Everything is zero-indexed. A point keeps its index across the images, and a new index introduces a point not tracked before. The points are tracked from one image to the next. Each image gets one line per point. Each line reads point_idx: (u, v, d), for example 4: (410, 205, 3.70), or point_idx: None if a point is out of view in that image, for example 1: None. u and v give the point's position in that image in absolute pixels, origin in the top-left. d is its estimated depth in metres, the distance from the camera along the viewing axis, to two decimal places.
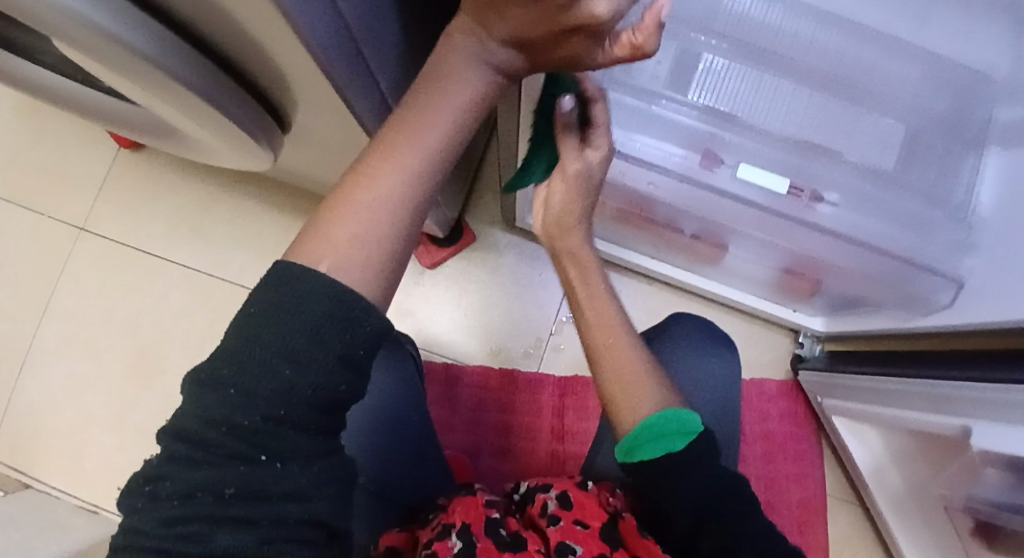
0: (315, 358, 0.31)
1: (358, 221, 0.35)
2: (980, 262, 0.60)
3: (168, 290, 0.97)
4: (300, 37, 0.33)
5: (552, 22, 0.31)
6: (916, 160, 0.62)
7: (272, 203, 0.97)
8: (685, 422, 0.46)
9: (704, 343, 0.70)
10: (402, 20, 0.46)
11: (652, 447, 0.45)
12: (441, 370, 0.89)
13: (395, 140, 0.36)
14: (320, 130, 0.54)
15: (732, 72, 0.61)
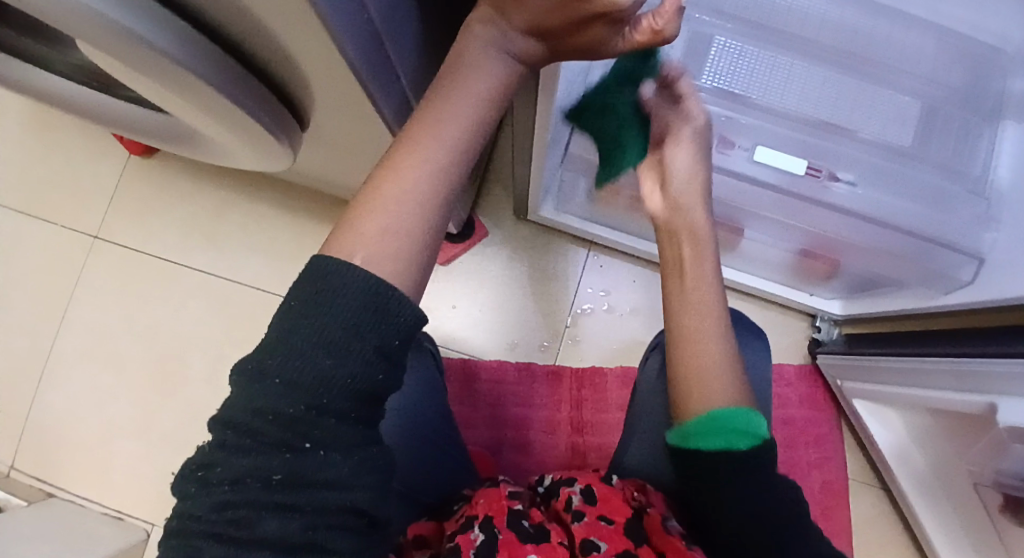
0: (356, 346, 0.29)
1: (389, 211, 0.33)
2: (1003, 235, 0.57)
3: (184, 295, 0.94)
4: (330, 33, 0.32)
5: (577, 7, 0.30)
6: (934, 133, 0.62)
7: (283, 204, 0.95)
8: (756, 427, 0.40)
9: (736, 333, 0.69)
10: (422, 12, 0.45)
11: (713, 438, 0.41)
12: (459, 366, 0.88)
13: (425, 127, 0.34)
14: (337, 128, 0.52)
15: (747, 51, 0.61)
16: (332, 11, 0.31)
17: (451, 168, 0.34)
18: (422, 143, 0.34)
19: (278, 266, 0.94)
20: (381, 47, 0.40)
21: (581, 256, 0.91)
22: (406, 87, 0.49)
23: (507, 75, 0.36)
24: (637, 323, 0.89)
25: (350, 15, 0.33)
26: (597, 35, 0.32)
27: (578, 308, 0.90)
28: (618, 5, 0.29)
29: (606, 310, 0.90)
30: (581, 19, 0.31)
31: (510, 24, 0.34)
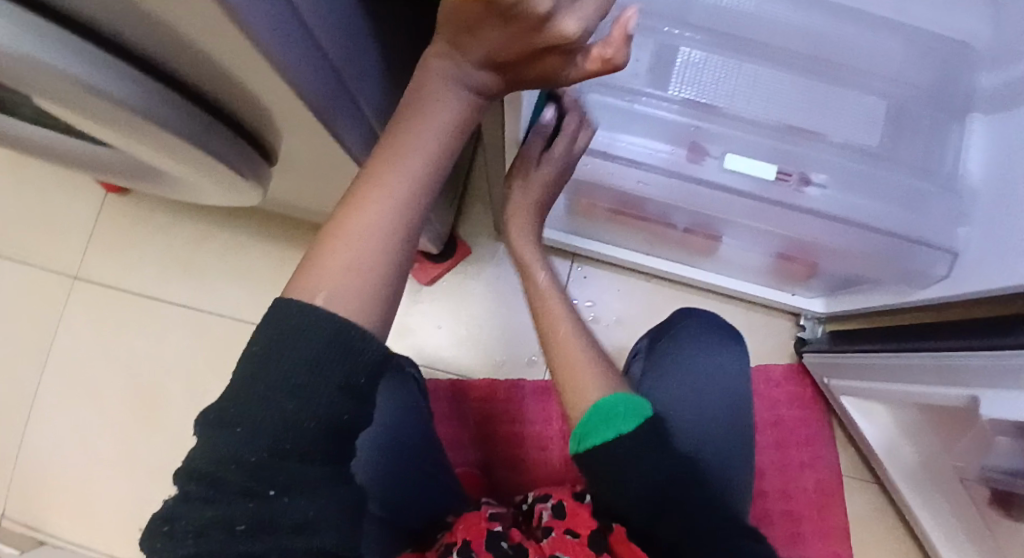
0: (322, 389, 0.29)
1: (352, 248, 0.33)
2: (975, 231, 0.58)
3: (166, 329, 0.93)
4: (283, 73, 0.32)
5: (527, 39, 0.30)
6: (903, 134, 0.62)
7: (262, 233, 0.94)
8: (635, 408, 0.49)
9: (709, 338, 0.70)
10: (382, 42, 0.45)
11: (604, 429, 0.48)
12: (447, 388, 0.87)
13: (387, 163, 0.34)
14: (306, 159, 0.52)
15: (713, 62, 0.61)
16: (283, 52, 0.30)
17: (412, 202, 0.34)
18: (383, 178, 0.34)
19: (259, 296, 0.93)
20: (340, 81, 0.40)
21: (564, 269, 0.91)
22: (372, 117, 0.49)
23: (467, 106, 0.36)
24: (623, 333, 0.90)
25: (303, 52, 0.33)
26: (550, 63, 0.33)
27: None
28: (568, 38, 0.29)
29: (592, 320, 0.90)
30: (535, 50, 0.31)
31: (464, 58, 0.34)
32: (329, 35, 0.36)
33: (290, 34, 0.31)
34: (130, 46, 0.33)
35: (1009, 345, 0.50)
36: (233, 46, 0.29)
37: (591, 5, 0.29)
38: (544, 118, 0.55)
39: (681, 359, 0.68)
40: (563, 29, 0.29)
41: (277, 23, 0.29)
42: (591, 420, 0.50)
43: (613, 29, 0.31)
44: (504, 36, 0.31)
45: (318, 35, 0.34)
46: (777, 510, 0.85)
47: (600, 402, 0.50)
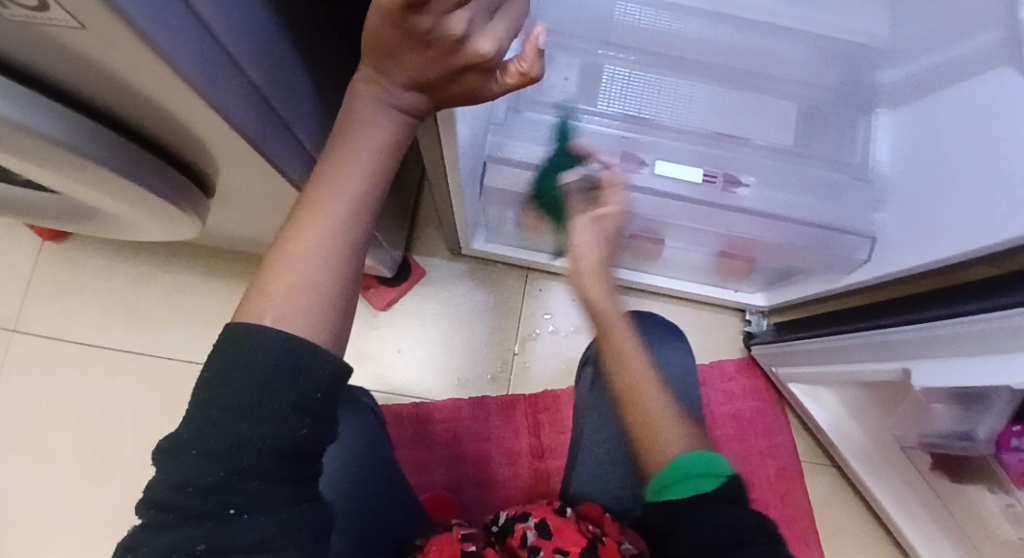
0: (276, 408, 0.29)
1: (294, 269, 0.33)
2: (890, 215, 0.63)
3: (115, 376, 0.90)
4: (215, 106, 0.33)
5: (445, 60, 0.33)
6: (815, 133, 0.67)
7: (211, 271, 0.93)
8: (713, 466, 0.41)
9: (651, 337, 0.72)
10: (313, 73, 0.47)
11: (682, 487, 0.41)
12: (411, 411, 0.87)
13: (324, 185, 0.35)
14: (247, 190, 0.53)
15: (637, 76, 0.66)
16: (214, 86, 0.32)
17: (353, 221, 0.35)
18: (322, 200, 0.35)
19: (211, 335, 0.91)
20: (274, 112, 0.41)
21: (520, 283, 0.93)
22: (311, 147, 0.50)
23: (399, 127, 0.38)
24: (580, 341, 0.92)
25: (234, 86, 0.34)
26: (471, 83, 0.35)
27: (524, 334, 0.91)
28: (484, 56, 0.32)
29: (551, 332, 0.92)
30: (455, 71, 0.34)
31: (391, 84, 0.36)
32: (259, 67, 0.37)
33: (219, 69, 0.32)
34: (59, 86, 0.33)
35: (947, 312, 0.52)
36: (162, 81, 0.30)
37: (501, 29, 0.34)
38: (568, 182, 0.56)
39: (623, 362, 0.70)
40: (479, 48, 0.32)
41: (205, 58, 0.30)
42: (667, 479, 0.42)
43: (525, 46, 0.33)
44: (424, 60, 0.33)
45: (247, 70, 0.35)
46: None
47: (676, 460, 0.42)
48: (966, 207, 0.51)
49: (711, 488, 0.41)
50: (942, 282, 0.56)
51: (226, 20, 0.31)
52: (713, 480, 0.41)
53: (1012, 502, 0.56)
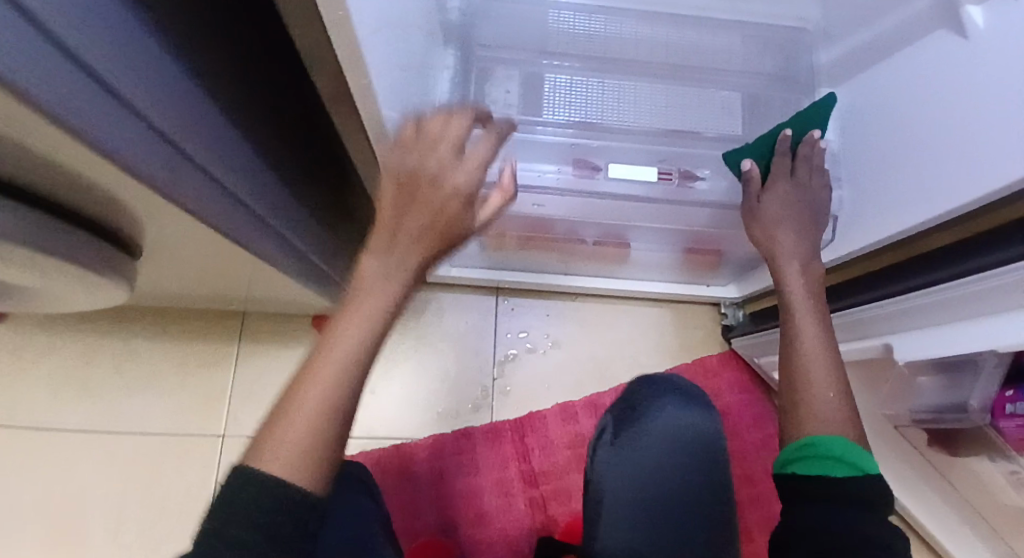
0: (266, 529, 0.32)
1: (299, 426, 0.34)
2: (847, 191, 0.62)
3: (62, 459, 0.81)
4: (143, 180, 0.30)
5: (441, 194, 0.39)
6: (760, 116, 0.66)
7: (163, 333, 0.85)
8: (857, 458, 0.40)
9: (675, 397, 0.71)
10: (247, 119, 0.43)
11: (811, 462, 0.41)
12: (392, 452, 0.83)
13: (331, 343, 0.36)
14: (178, 247, 0.48)
15: (578, 82, 0.64)
16: (139, 160, 0.28)
17: (354, 368, 0.36)
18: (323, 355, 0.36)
19: (169, 401, 0.83)
20: (216, 181, 0.38)
21: (491, 304, 0.90)
22: (263, 213, 0.46)
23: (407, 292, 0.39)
24: (560, 355, 0.89)
25: (163, 154, 0.31)
26: (463, 218, 0.40)
27: (501, 356, 0.88)
28: (463, 182, 0.40)
29: (529, 350, 0.89)
30: (448, 203, 0.39)
31: (395, 245, 0.38)
32: (184, 127, 0.33)
33: (143, 138, 0.29)
34: None
35: (914, 285, 0.52)
36: (67, 154, 0.26)
37: (483, 151, 0.41)
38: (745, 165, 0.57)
39: (645, 425, 0.68)
40: (459, 182, 0.39)
41: (124, 127, 0.27)
42: (802, 451, 0.42)
43: (504, 178, 0.48)
44: (422, 210, 0.39)
45: (177, 138, 0.32)
46: (744, 498, 0.85)
47: (817, 438, 0.42)
48: (925, 174, 0.51)
49: (850, 473, 0.39)
50: (898, 254, 0.56)
51: (138, 81, 0.28)
52: (859, 470, 0.40)
53: (1016, 469, 0.54)
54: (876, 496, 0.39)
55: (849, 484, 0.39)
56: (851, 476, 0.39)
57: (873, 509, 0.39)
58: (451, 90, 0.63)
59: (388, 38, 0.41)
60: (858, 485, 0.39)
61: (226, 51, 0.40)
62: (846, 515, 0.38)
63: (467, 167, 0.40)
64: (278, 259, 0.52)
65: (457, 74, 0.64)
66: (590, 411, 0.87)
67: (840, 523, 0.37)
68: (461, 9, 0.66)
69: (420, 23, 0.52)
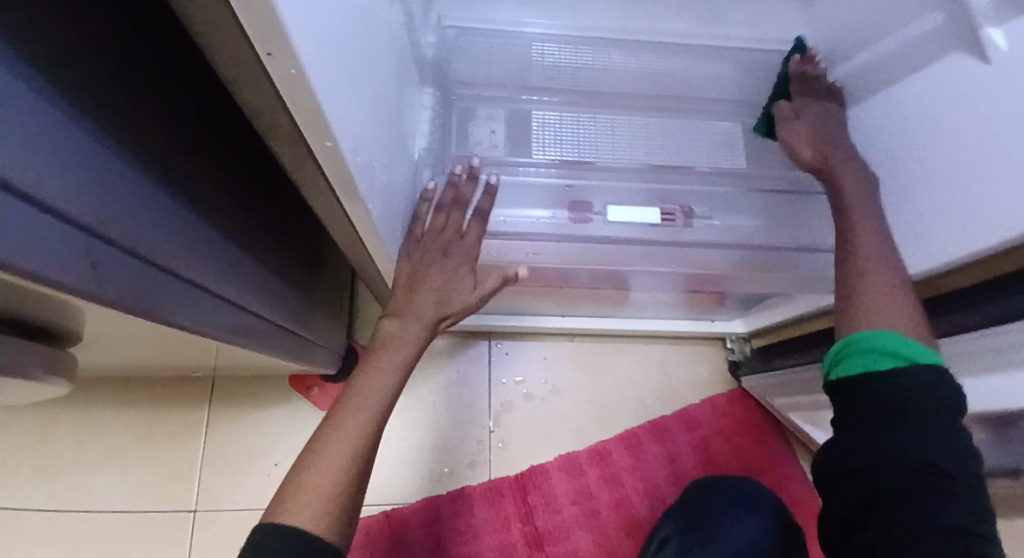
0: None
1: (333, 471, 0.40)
2: None
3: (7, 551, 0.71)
4: (47, 283, 0.23)
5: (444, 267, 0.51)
6: (759, 146, 0.63)
7: (128, 400, 0.77)
8: (908, 350, 0.36)
9: (745, 504, 0.70)
10: (199, 182, 0.37)
11: (856, 361, 0.38)
12: (383, 521, 0.76)
13: (354, 398, 0.44)
14: (117, 336, 0.41)
15: (567, 119, 0.61)
16: (42, 261, 0.22)
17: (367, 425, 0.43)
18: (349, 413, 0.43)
19: (136, 478, 0.75)
20: (152, 265, 0.31)
21: (484, 349, 0.85)
22: (222, 292, 0.39)
23: (415, 346, 0.49)
24: (560, 401, 0.83)
25: (77, 247, 0.25)
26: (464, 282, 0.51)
27: (497, 406, 0.82)
28: (464, 252, 0.51)
29: (525, 398, 0.83)
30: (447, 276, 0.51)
31: (404, 317, 0.50)
32: (111, 208, 0.27)
33: (49, 233, 0.22)
34: None
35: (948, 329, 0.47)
36: None
37: (476, 228, 0.51)
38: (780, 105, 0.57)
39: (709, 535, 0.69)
40: (459, 255, 0.51)
41: (21, 224, 0.21)
42: (843, 351, 0.39)
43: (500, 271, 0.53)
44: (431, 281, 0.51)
45: (99, 228, 0.26)
46: None
47: (857, 334, 0.39)
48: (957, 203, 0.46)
49: (893, 368, 0.36)
50: (922, 290, 0.52)
51: (51, 163, 0.23)
52: (906, 364, 0.36)
53: None
54: (939, 388, 0.35)
55: (894, 382, 0.36)
56: (896, 371, 0.36)
57: (939, 401, 0.35)
58: (431, 132, 0.58)
59: (356, 89, 0.36)
60: (900, 386, 0.35)
61: (179, 110, 0.35)
62: (890, 426, 0.35)
63: (468, 243, 0.51)
64: (252, 332, 0.47)
65: (437, 115, 0.59)
66: (595, 461, 0.81)
67: (894, 430, 0.35)
68: (436, 45, 0.60)
69: (392, 65, 0.47)
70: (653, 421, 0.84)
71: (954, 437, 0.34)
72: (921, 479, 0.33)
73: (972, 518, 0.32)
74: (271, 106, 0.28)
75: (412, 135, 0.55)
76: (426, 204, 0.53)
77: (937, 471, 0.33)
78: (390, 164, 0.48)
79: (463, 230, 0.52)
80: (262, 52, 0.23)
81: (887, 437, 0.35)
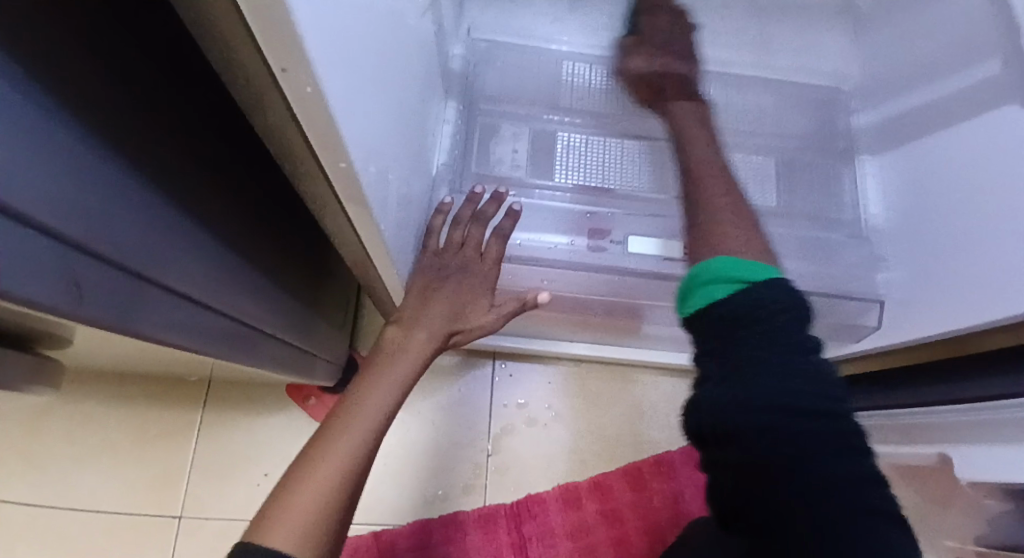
0: None
1: (319, 490, 0.32)
2: (896, 273, 0.54)
3: None
4: (24, 305, 0.21)
5: (465, 278, 0.48)
6: (797, 184, 0.60)
7: (122, 395, 0.75)
8: (746, 271, 0.31)
9: None
10: (199, 189, 0.34)
11: (696, 297, 0.32)
12: (371, 542, 0.73)
13: (358, 403, 0.38)
14: (103, 344, 0.39)
15: (593, 142, 0.59)
16: (21, 283, 0.20)
17: (372, 431, 0.37)
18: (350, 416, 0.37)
19: (123, 476, 0.73)
20: (142, 280, 0.28)
21: (487, 369, 0.82)
22: (216, 304, 0.37)
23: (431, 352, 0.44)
24: (563, 429, 0.81)
25: (62, 264, 0.22)
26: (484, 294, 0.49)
27: (496, 430, 0.80)
28: (485, 263, 0.49)
29: (527, 423, 0.80)
30: (465, 287, 0.48)
31: (412, 334, 0.45)
32: (105, 224, 0.25)
33: (31, 251, 0.20)
34: None
35: (974, 396, 0.45)
36: None
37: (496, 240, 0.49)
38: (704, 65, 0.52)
39: None
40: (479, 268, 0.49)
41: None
42: (688, 289, 0.33)
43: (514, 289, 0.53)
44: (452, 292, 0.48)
45: (90, 243, 0.23)
46: None
47: (698, 268, 0.33)
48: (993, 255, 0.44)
49: (728, 295, 0.30)
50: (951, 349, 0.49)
51: (41, 171, 0.20)
52: (744, 287, 0.30)
53: None
54: (781, 306, 0.29)
55: (737, 308, 0.30)
56: (734, 296, 0.30)
57: (783, 321, 0.29)
58: (451, 148, 0.56)
59: (376, 104, 0.34)
60: (740, 308, 0.29)
61: (184, 112, 0.33)
62: (758, 354, 0.28)
63: (487, 263, 0.49)
64: (246, 345, 0.44)
65: (459, 130, 0.57)
66: (595, 495, 0.78)
67: (755, 377, 0.27)
68: (464, 56, 0.59)
69: (418, 78, 0.45)
70: (659, 456, 0.81)
71: (808, 361, 0.28)
72: (803, 433, 0.26)
73: (856, 461, 0.26)
74: (284, 121, 0.26)
75: (432, 148, 0.53)
76: (441, 217, 0.49)
77: (817, 419, 0.26)
78: (406, 177, 0.46)
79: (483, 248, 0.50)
80: (276, 67, 0.21)
81: (749, 386, 0.27)
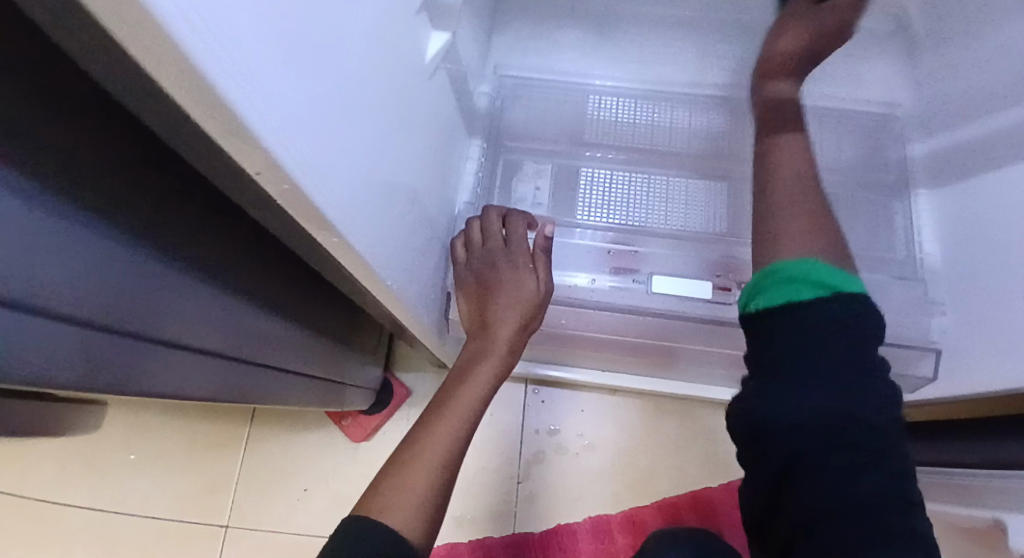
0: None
1: (418, 485, 0.37)
2: (952, 320, 0.50)
3: (61, 537, 0.77)
4: (40, 381, 0.22)
5: (505, 259, 0.50)
6: (842, 220, 0.57)
7: (177, 409, 0.81)
8: (831, 279, 0.33)
9: None
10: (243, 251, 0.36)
11: (774, 292, 0.35)
12: None
13: (446, 402, 0.43)
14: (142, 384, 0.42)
15: (619, 177, 0.58)
16: (27, 366, 0.21)
17: (459, 422, 0.42)
18: (441, 415, 0.42)
19: (178, 485, 0.79)
20: (167, 343, 0.30)
21: (520, 394, 0.82)
22: (244, 353, 0.39)
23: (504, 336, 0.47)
24: (593, 457, 0.79)
25: (81, 343, 0.23)
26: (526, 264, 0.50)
27: (527, 456, 0.80)
28: (511, 242, 0.51)
29: (558, 451, 0.80)
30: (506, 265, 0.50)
31: (494, 336, 0.47)
32: (129, 305, 0.26)
33: (47, 341, 0.22)
34: None
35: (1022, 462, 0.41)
36: None
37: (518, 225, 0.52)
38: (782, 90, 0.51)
39: None
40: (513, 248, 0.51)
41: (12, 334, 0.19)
42: (762, 282, 0.36)
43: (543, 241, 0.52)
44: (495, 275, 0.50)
45: (111, 322, 0.25)
46: None
47: (779, 264, 0.35)
48: None
49: (817, 298, 0.33)
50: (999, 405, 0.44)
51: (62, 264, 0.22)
52: (829, 293, 0.33)
53: None
54: (843, 312, 0.32)
55: (819, 311, 0.32)
56: (822, 300, 0.33)
57: (841, 325, 0.32)
58: (474, 185, 0.57)
59: (387, 166, 0.35)
60: (820, 310, 0.32)
61: None
62: (818, 361, 0.31)
63: (518, 244, 0.51)
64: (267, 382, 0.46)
65: (482, 167, 0.58)
66: (627, 529, 0.77)
67: (805, 378, 0.31)
68: (491, 94, 0.60)
69: (437, 125, 0.47)
70: (696, 492, 0.78)
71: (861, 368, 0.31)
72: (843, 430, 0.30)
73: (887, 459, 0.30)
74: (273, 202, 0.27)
75: (453, 187, 0.54)
76: (477, 230, 0.52)
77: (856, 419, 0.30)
78: (423, 221, 0.47)
79: (514, 234, 0.51)
80: (251, 170, 0.21)
81: (804, 385, 0.31)
